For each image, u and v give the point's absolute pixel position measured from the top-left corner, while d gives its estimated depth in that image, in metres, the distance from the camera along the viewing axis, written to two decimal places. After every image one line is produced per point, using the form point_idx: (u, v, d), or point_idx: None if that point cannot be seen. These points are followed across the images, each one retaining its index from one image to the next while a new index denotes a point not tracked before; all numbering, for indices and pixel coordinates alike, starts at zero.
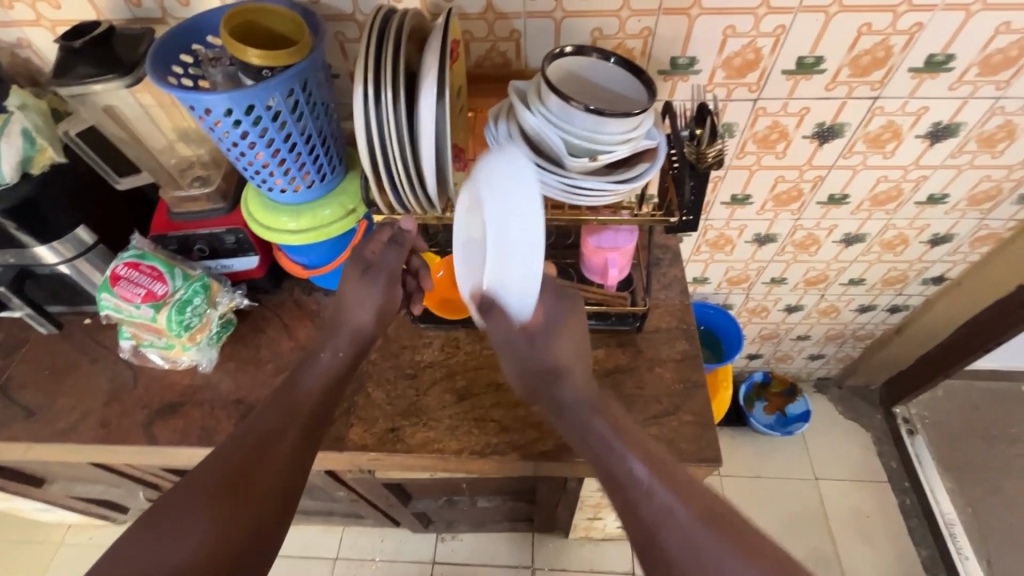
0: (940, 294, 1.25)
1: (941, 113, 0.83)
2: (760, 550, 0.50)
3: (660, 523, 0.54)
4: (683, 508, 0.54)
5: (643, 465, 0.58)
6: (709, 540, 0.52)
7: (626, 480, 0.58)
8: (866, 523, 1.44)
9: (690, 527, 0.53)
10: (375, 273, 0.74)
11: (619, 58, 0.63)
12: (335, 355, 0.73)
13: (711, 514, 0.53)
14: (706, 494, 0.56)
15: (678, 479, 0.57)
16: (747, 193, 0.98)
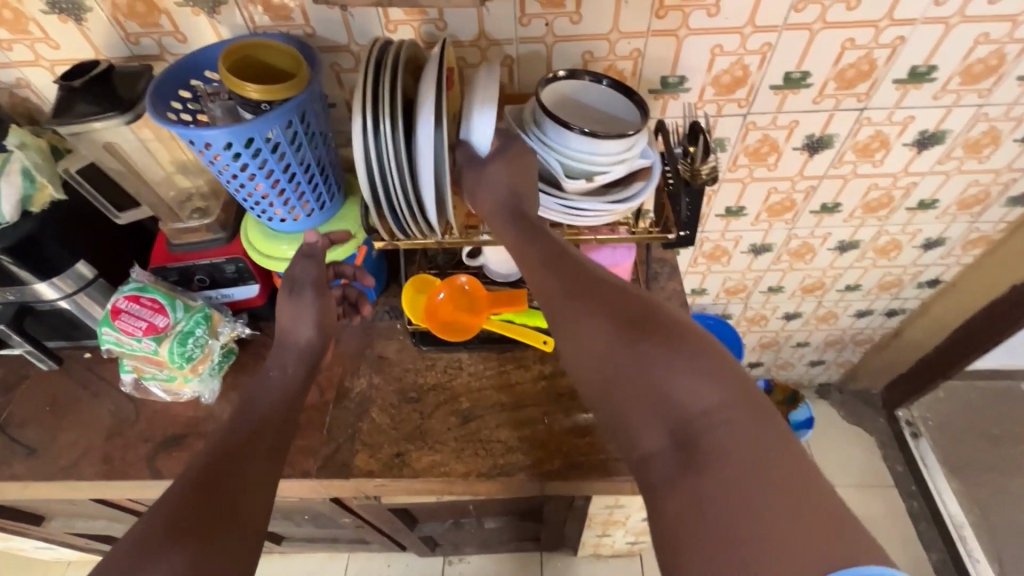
0: (936, 296, 1.27)
1: (926, 122, 0.84)
2: (658, 320, 0.52)
3: (567, 308, 0.55)
4: (589, 294, 0.55)
5: (550, 256, 0.58)
6: (611, 315, 0.53)
7: (536, 275, 0.58)
8: (875, 529, 1.43)
9: (594, 312, 0.54)
10: (301, 290, 0.72)
11: (610, 80, 0.64)
12: (280, 369, 0.73)
13: (612, 293, 0.55)
14: (608, 276, 0.58)
15: (580, 261, 0.58)
16: (741, 205, 0.99)
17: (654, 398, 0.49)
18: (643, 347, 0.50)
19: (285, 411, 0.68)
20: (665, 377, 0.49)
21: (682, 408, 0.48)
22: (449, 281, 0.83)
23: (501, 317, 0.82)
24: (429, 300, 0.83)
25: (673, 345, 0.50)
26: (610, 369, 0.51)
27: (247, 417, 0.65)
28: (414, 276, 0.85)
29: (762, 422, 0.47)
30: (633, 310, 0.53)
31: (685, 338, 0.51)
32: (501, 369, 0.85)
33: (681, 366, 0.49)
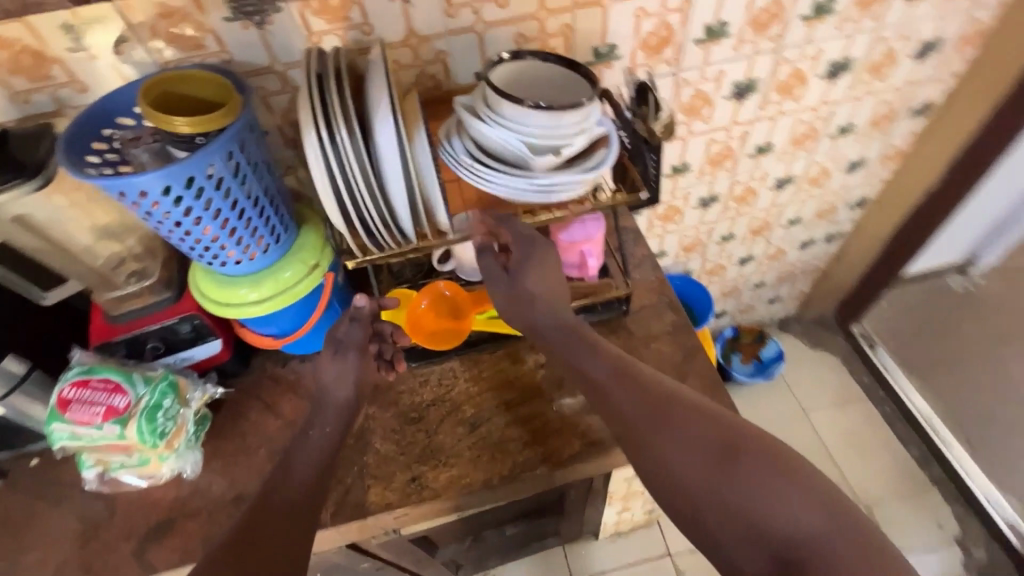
0: (866, 215, 1.37)
1: (834, 53, 0.91)
2: (742, 436, 0.55)
3: (649, 433, 0.58)
4: (668, 418, 0.58)
5: (619, 385, 0.61)
6: (693, 436, 0.56)
7: (608, 399, 0.61)
8: (858, 439, 1.53)
9: (682, 437, 0.56)
10: (346, 352, 0.71)
11: (549, 56, 0.64)
12: (322, 428, 0.69)
13: (693, 414, 0.57)
14: (682, 392, 0.60)
15: (652, 383, 0.61)
16: (685, 162, 1.03)
17: (755, 521, 0.51)
18: (736, 470, 0.53)
19: (321, 458, 0.66)
20: (762, 500, 0.51)
21: (786, 532, 0.50)
22: (428, 288, 0.80)
23: (486, 315, 0.81)
24: (411, 313, 0.80)
25: (765, 466, 0.53)
26: (703, 489, 0.54)
27: (280, 472, 0.64)
28: (390, 292, 0.81)
29: (865, 544, 0.49)
30: (718, 429, 0.56)
31: (775, 457, 0.53)
32: (496, 368, 0.83)
33: (777, 489, 0.52)
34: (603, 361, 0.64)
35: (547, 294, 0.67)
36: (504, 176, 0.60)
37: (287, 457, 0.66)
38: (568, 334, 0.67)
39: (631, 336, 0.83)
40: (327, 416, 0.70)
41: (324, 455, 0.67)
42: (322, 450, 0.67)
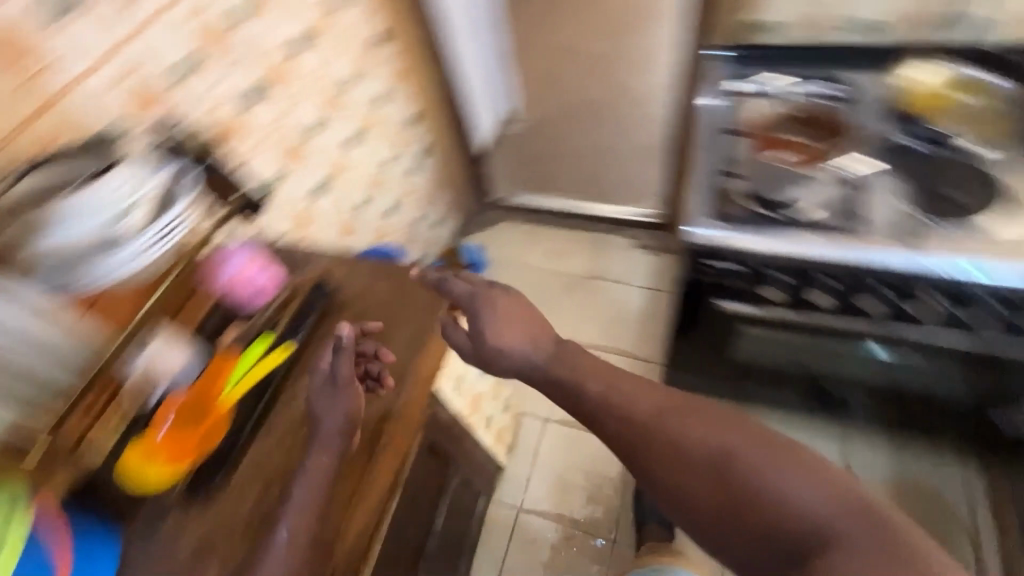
0: (427, 125, 1.73)
1: (281, 35, 1.13)
2: (739, 431, 0.59)
3: (657, 446, 0.60)
4: (674, 433, 0.60)
5: (624, 403, 0.63)
6: (694, 439, 0.59)
7: (616, 431, 0.63)
8: (553, 252, 2.05)
9: (687, 448, 0.59)
10: (336, 387, 0.70)
11: (49, 163, 0.73)
12: (320, 457, 0.68)
13: (692, 426, 0.60)
14: (683, 400, 0.63)
15: (658, 397, 0.64)
16: (269, 174, 1.16)
17: (772, 511, 0.54)
18: (739, 467, 0.57)
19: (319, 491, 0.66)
20: (771, 482, 0.55)
21: (801, 513, 0.54)
22: (158, 418, 0.73)
23: (229, 387, 0.77)
24: (163, 451, 0.71)
25: (777, 459, 0.56)
26: (709, 492, 0.57)
27: (283, 519, 0.64)
28: (123, 461, 0.70)
29: (877, 530, 0.52)
30: (720, 433, 0.59)
31: (778, 444, 0.58)
32: (290, 411, 0.78)
33: (788, 475, 0.55)
34: (601, 392, 0.65)
35: (515, 322, 0.71)
36: (129, 247, 0.70)
37: (289, 500, 0.65)
38: (559, 363, 0.68)
39: (348, 301, 0.90)
40: (326, 440, 0.69)
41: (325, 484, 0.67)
42: (319, 485, 0.67)
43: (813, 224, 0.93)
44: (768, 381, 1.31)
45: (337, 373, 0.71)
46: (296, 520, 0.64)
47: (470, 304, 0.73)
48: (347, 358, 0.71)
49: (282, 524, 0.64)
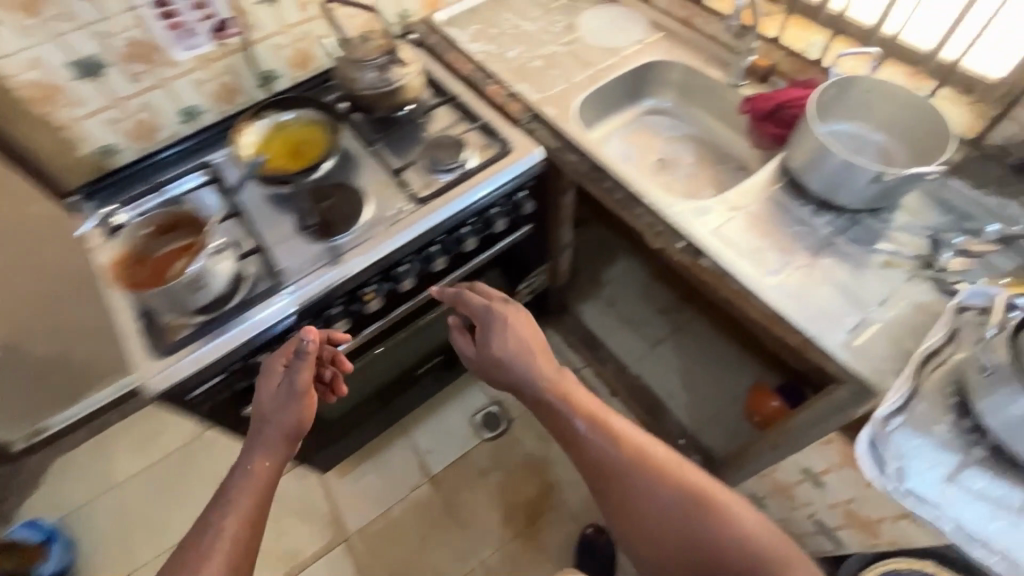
0: None
1: None
2: (694, 480, 0.85)
3: (621, 485, 0.86)
4: (646, 480, 0.85)
5: (602, 450, 0.88)
6: (664, 497, 0.84)
7: (592, 459, 0.89)
8: (127, 443, 1.71)
9: (650, 489, 0.85)
10: (288, 398, 0.90)
11: None
12: (264, 462, 0.87)
13: (652, 471, 0.86)
14: (655, 456, 0.87)
15: (631, 437, 0.89)
16: None
17: (688, 542, 0.81)
18: (673, 518, 0.83)
19: (252, 496, 0.84)
20: (694, 523, 0.82)
21: (705, 552, 0.80)
22: None
23: None
24: None
25: (701, 514, 0.82)
26: (662, 524, 0.83)
27: (225, 518, 0.81)
28: None
29: None
30: (671, 481, 0.85)
31: (709, 500, 0.83)
32: None
33: (730, 545, 0.79)
34: (594, 432, 0.89)
35: (515, 334, 0.97)
36: None
37: (234, 500, 0.83)
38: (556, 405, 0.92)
39: None
40: (271, 448, 0.88)
41: (257, 486, 0.86)
42: (255, 491, 0.85)
43: (244, 302, 0.95)
44: (358, 405, 1.41)
45: (298, 386, 0.90)
46: (227, 518, 0.81)
47: (483, 315, 1.00)
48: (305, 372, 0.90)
49: (219, 522, 0.81)
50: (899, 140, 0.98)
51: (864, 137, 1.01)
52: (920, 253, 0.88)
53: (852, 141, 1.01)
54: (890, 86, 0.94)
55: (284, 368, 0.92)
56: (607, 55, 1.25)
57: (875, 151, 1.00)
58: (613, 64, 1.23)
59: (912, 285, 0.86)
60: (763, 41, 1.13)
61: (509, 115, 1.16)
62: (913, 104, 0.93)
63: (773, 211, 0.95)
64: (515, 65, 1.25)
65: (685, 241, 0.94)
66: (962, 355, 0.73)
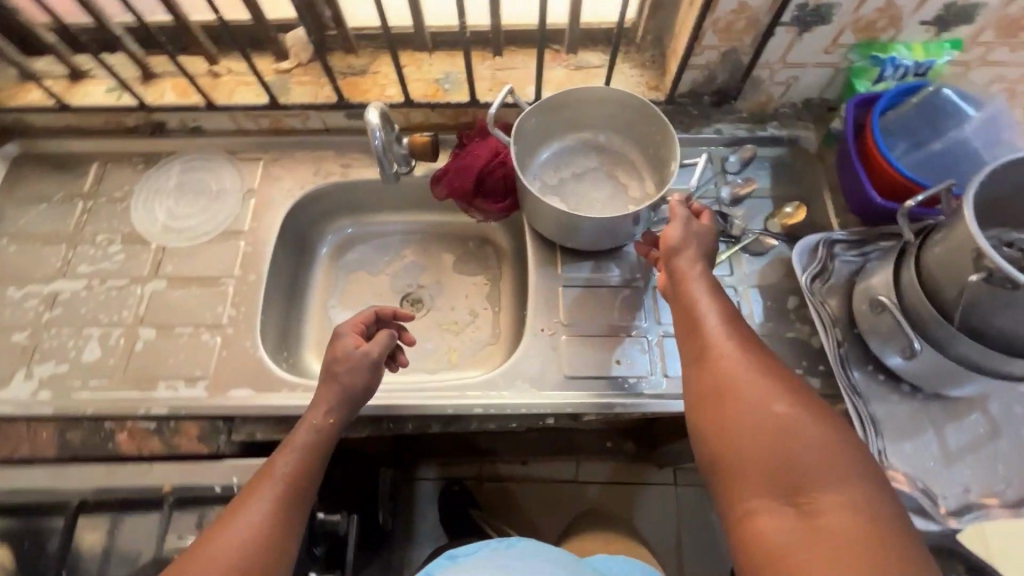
0: None
1: None
2: (823, 494, 0.43)
3: (706, 370, 0.53)
4: (741, 384, 0.50)
5: (724, 358, 0.52)
6: (768, 399, 0.48)
7: (706, 347, 0.54)
8: None
9: (748, 388, 0.50)
10: (360, 361, 0.65)
11: None
12: (328, 419, 0.63)
13: (775, 420, 0.47)
14: (772, 367, 0.52)
15: (771, 375, 0.50)
16: None
17: (754, 551, 0.44)
18: (751, 503, 0.45)
19: (301, 452, 0.60)
20: (774, 540, 0.43)
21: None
22: None
23: None
24: None
25: (784, 541, 0.42)
26: (742, 435, 0.48)
27: (283, 452, 0.60)
28: None
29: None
30: (787, 455, 0.45)
31: (819, 531, 0.41)
32: None
33: (852, 503, 0.42)
34: (724, 334, 0.54)
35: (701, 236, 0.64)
36: None
37: (289, 441, 0.60)
38: (676, 287, 0.61)
39: None
40: (341, 405, 0.64)
41: (311, 446, 0.61)
42: (313, 451, 0.61)
43: None
44: None
45: (378, 359, 0.66)
46: (289, 460, 0.59)
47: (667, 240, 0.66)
48: (380, 349, 0.66)
49: (283, 458, 0.59)
50: (586, 132, 0.86)
51: (582, 155, 0.86)
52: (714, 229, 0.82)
53: (581, 166, 0.86)
54: (553, 98, 0.78)
55: (357, 347, 0.66)
56: (229, 246, 0.82)
57: (607, 156, 0.86)
58: (249, 252, 0.81)
59: (738, 268, 0.80)
60: (392, 107, 0.84)
61: (193, 454, 0.69)
62: (577, 98, 0.79)
63: (582, 297, 0.78)
64: (119, 365, 0.74)
65: (552, 415, 0.72)
66: (842, 315, 0.72)
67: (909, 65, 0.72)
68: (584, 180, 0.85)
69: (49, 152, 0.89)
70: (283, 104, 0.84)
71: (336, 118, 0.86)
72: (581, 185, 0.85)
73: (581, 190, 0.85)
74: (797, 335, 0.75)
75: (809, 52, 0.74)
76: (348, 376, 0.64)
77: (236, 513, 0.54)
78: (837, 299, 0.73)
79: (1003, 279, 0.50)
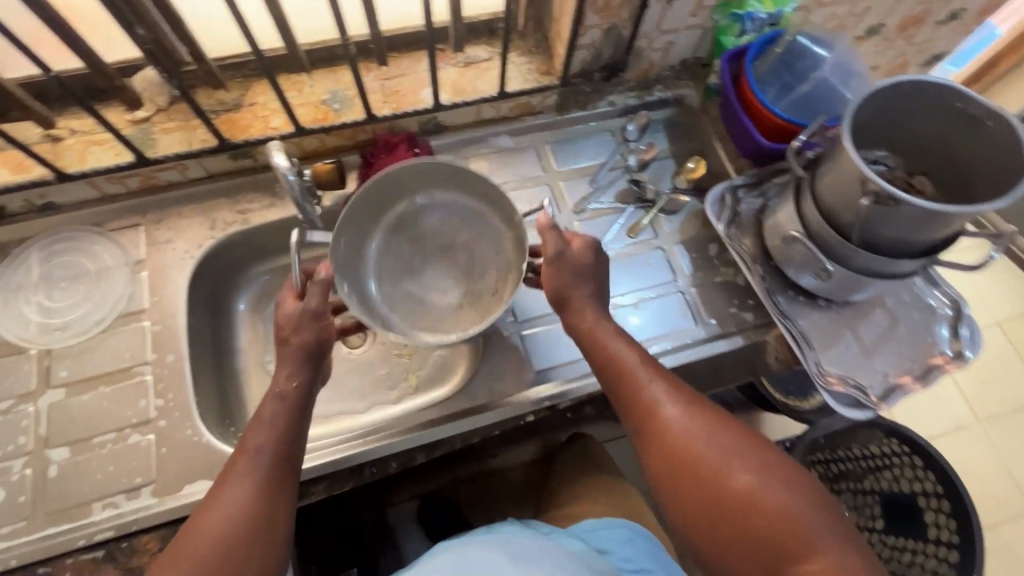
0: None
1: None
2: (805, 562, 0.47)
3: (664, 457, 0.54)
4: (701, 468, 0.52)
5: (676, 434, 0.54)
6: (731, 479, 0.51)
7: (657, 425, 0.56)
8: None
9: (710, 473, 0.52)
10: (307, 316, 0.57)
11: None
12: (291, 382, 0.54)
13: (741, 494, 0.50)
14: (725, 438, 0.54)
15: (722, 442, 0.53)
16: None
17: None
18: None
19: (275, 421, 0.52)
20: None
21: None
22: None
23: None
24: None
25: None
26: (718, 518, 0.50)
27: (254, 426, 0.51)
28: None
29: None
30: (760, 528, 0.49)
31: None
32: None
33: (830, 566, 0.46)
34: (671, 409, 0.56)
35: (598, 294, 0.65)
36: None
37: (258, 415, 0.52)
38: (604, 362, 0.61)
39: None
40: (302, 366, 0.55)
41: (280, 413, 0.52)
42: (284, 416, 0.52)
43: None
44: None
45: (320, 309, 0.58)
46: (260, 433, 0.51)
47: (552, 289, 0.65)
48: (319, 294, 0.57)
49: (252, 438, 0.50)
50: (407, 203, 0.79)
51: (426, 217, 0.79)
52: (631, 198, 0.86)
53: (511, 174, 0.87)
54: (364, 193, 0.71)
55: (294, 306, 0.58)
56: (132, 331, 0.72)
57: (447, 214, 0.79)
58: (159, 330, 0.72)
59: (660, 230, 0.85)
60: (283, 140, 0.77)
61: None
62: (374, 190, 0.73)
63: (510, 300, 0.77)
64: (35, 498, 0.63)
65: (530, 412, 0.73)
66: (758, 251, 0.80)
67: (763, 15, 0.79)
68: (514, 185, 0.86)
69: None
70: (153, 158, 0.74)
71: (220, 162, 0.78)
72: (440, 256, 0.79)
73: (443, 262, 0.79)
74: (724, 279, 0.82)
75: (680, 18, 0.79)
76: (296, 337, 0.56)
77: (218, 495, 0.47)
78: (751, 237, 0.80)
79: (886, 197, 0.58)
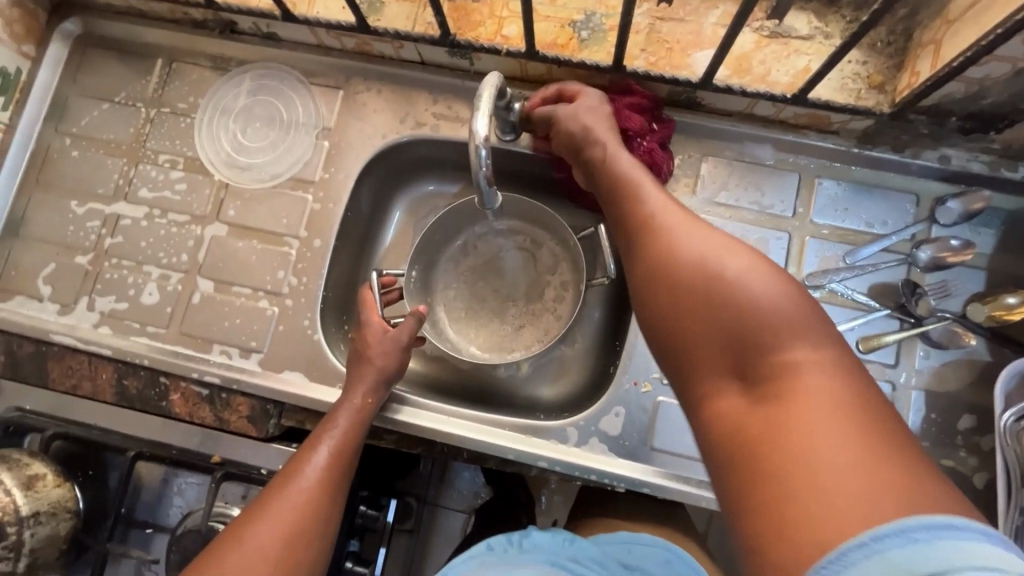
0: None
1: None
2: (774, 348, 0.37)
3: (635, 255, 0.47)
4: (670, 251, 0.43)
5: (659, 229, 0.46)
6: (700, 256, 0.42)
7: (642, 228, 0.47)
8: None
9: (676, 262, 0.43)
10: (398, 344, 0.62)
11: None
12: (365, 399, 0.60)
13: (717, 283, 0.40)
14: (700, 226, 0.45)
15: (704, 234, 0.43)
16: None
17: (724, 437, 0.37)
18: (708, 386, 0.40)
19: (346, 435, 0.58)
20: (740, 418, 0.36)
21: (719, 472, 0.36)
22: None
23: None
24: None
25: (744, 416, 0.36)
26: (681, 313, 0.41)
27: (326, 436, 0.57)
28: None
29: (892, 447, 0.31)
30: (727, 311, 0.39)
31: (778, 390, 0.35)
32: None
33: (807, 355, 0.36)
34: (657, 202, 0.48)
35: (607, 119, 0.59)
36: None
37: (333, 423, 0.58)
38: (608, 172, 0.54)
39: None
40: (375, 387, 0.61)
41: (353, 427, 0.59)
42: (354, 433, 0.58)
43: None
44: None
45: (408, 341, 0.63)
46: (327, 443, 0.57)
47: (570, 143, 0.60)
48: (409, 325, 0.63)
49: (321, 448, 0.56)
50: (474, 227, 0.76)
51: (491, 241, 0.77)
52: (891, 299, 0.62)
53: (750, 196, 0.65)
54: (435, 224, 0.72)
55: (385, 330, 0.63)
56: (295, 198, 0.70)
57: (514, 244, 0.76)
58: (317, 211, 0.70)
59: (908, 359, 0.61)
60: (508, 56, 0.64)
61: (242, 432, 0.65)
62: (448, 219, 0.73)
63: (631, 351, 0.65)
64: (176, 315, 0.69)
65: (623, 485, 0.61)
66: None
67: None
68: (747, 213, 0.65)
69: (111, 38, 0.77)
70: (373, 27, 0.66)
71: (436, 54, 0.68)
72: (496, 283, 0.76)
73: (501, 292, 0.76)
74: (956, 467, 0.59)
75: None
76: (383, 360, 0.61)
77: (289, 491, 0.53)
78: None
79: None
